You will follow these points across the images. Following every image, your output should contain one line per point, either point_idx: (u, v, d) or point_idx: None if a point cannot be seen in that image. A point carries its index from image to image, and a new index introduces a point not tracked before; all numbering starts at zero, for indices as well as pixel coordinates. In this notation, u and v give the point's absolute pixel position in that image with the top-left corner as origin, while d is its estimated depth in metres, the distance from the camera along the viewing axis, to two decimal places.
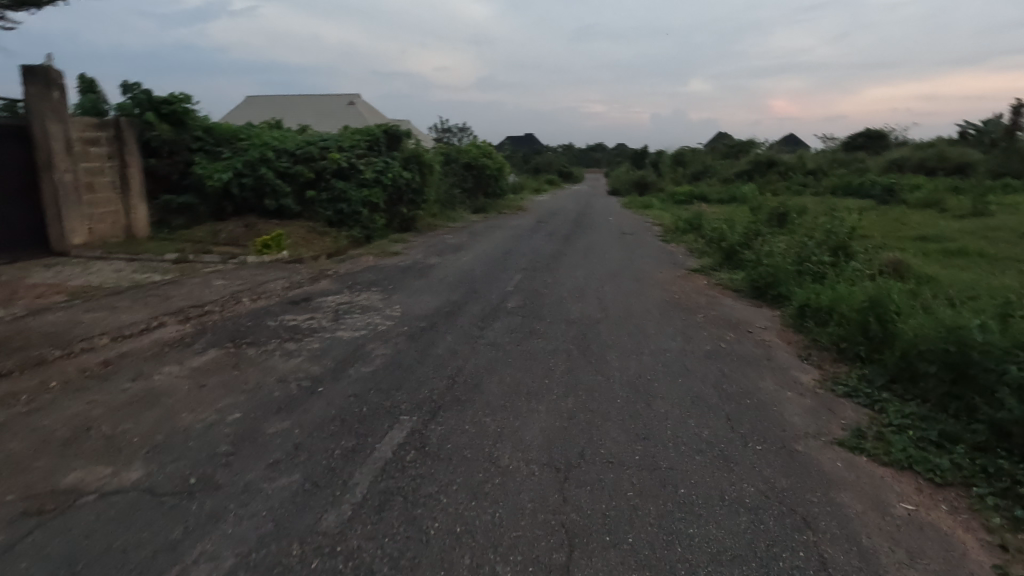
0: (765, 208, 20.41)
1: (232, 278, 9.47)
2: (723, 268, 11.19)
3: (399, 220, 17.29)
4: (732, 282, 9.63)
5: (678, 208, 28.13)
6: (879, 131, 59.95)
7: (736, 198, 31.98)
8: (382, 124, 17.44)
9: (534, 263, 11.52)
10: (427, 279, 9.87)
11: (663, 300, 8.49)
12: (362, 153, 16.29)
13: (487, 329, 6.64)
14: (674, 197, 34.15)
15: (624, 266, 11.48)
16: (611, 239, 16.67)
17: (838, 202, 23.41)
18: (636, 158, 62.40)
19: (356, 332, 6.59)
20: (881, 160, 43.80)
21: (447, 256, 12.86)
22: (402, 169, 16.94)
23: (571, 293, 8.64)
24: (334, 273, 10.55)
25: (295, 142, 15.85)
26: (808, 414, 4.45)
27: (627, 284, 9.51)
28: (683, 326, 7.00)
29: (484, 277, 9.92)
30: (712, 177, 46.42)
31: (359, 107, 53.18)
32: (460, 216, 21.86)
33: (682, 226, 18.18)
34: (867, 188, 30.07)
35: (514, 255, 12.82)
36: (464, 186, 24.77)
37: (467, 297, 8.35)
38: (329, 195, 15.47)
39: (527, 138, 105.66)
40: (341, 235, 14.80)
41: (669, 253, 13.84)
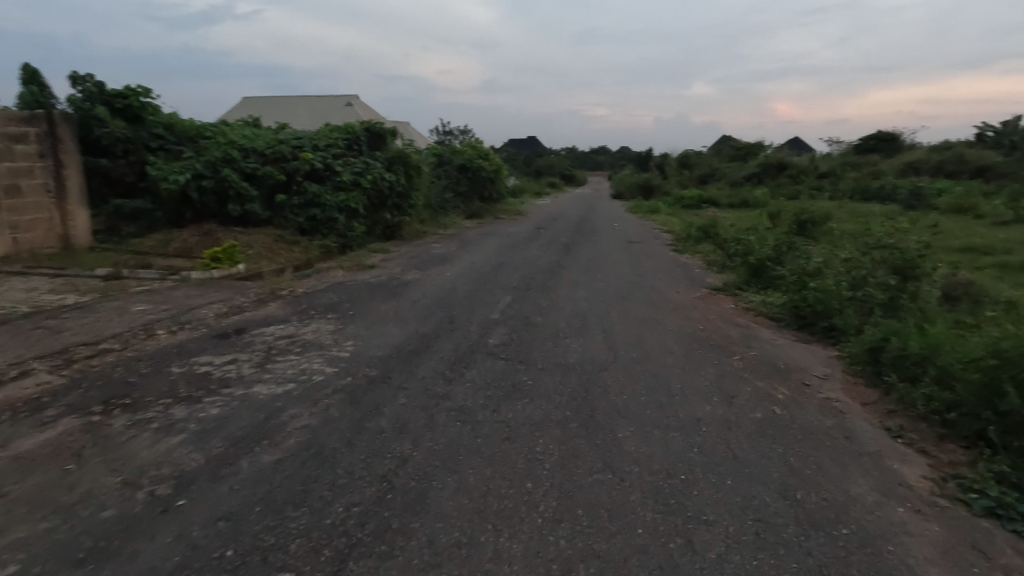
0: (785, 215, 18.70)
1: (160, 302, 7.85)
2: (749, 288, 9.48)
3: (382, 226, 15.65)
4: (765, 307, 7.94)
5: (688, 213, 26.44)
6: (892, 133, 58.16)
7: (747, 203, 30.31)
8: (364, 121, 15.79)
9: (528, 280, 9.85)
10: (398, 302, 8.21)
11: (685, 333, 6.80)
12: (340, 153, 14.66)
13: (455, 381, 4.98)
14: (682, 201, 32.46)
15: (634, 285, 9.76)
16: (617, 249, 14.94)
17: (861, 208, 21.71)
18: (641, 161, 60.77)
19: (278, 385, 4.93)
20: (897, 162, 42.05)
21: (429, 270, 11.20)
22: (385, 171, 15.30)
23: (569, 325, 6.95)
24: (289, 293, 8.90)
25: (265, 141, 14.23)
26: (946, 561, 2.77)
27: (639, 311, 7.81)
28: (717, 376, 5.30)
29: (466, 300, 8.25)
30: (720, 181, 44.68)
31: (355, 108, 51.80)
32: (452, 222, 20.20)
33: (695, 235, 16.45)
34: (887, 192, 28.39)
35: (506, 270, 11.13)
36: (458, 189, 23.10)
37: (440, 330, 6.68)
38: (301, 199, 13.84)
39: (529, 141, 104.11)
40: (313, 245, 13.17)
41: (683, 267, 12.14)
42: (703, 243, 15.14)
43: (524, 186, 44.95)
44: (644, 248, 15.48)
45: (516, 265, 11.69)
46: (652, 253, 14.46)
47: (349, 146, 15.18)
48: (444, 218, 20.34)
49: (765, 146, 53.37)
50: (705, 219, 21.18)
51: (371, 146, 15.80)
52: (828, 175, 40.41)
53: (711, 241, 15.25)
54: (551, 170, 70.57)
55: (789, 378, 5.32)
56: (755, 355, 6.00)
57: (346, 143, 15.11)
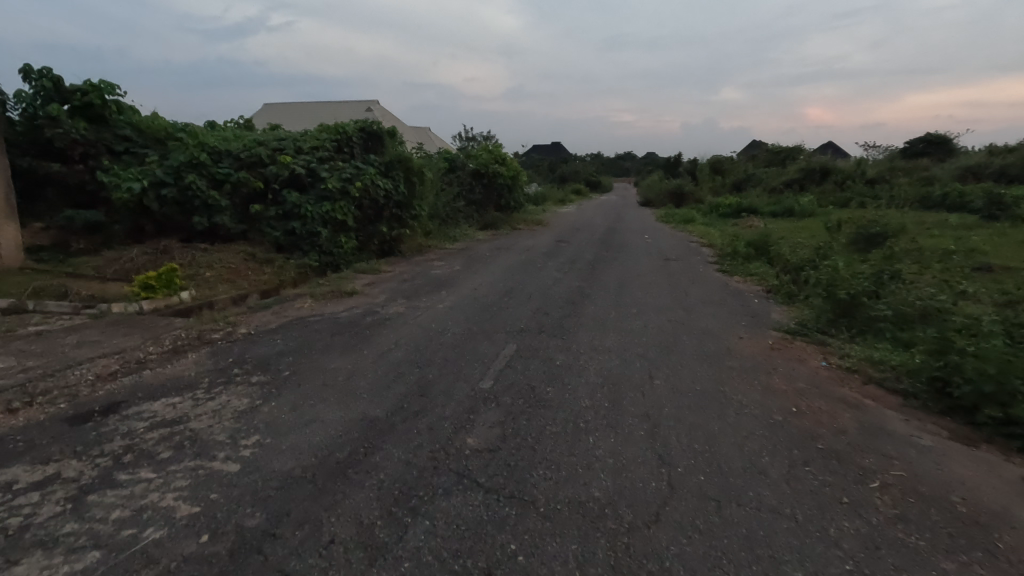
0: (846, 229, 16.05)
1: (39, 352, 5.81)
2: (839, 333, 7.01)
3: (377, 240, 13.58)
4: (879, 372, 5.51)
5: (726, 224, 23.90)
6: (942, 136, 54.29)
7: (792, 211, 27.53)
8: (358, 120, 13.78)
9: (541, 319, 7.58)
10: (362, 355, 6.04)
11: (772, 422, 4.44)
12: (328, 155, 12.64)
13: (384, 559, 2.73)
14: (718, 209, 29.83)
15: (680, 325, 7.41)
16: (652, 269, 12.57)
17: (933, 219, 18.83)
18: (670, 167, 58.09)
19: (67, 559, 2.75)
20: (955, 166, 38.51)
21: (419, 300, 9.01)
22: (381, 177, 13.27)
23: (595, 406, 4.64)
24: (226, 335, 6.81)
25: (240, 142, 12.29)
26: None
27: (695, 374, 5.46)
28: (864, 543, 2.95)
29: (451, 353, 6.04)
30: (757, 188, 41.71)
31: (377, 115, 50.72)
32: (462, 234, 18.09)
33: (743, 252, 13.92)
34: (954, 200, 25.28)
35: (514, 300, 8.86)
36: (471, 197, 20.96)
37: (399, 414, 4.46)
38: (279, 210, 11.86)
39: (553, 147, 102.01)
40: (289, 264, 11.15)
41: (736, 295, 9.71)
42: (756, 263, 12.63)
43: (546, 193, 42.69)
44: (683, 268, 13.04)
45: (530, 292, 9.41)
46: (696, 275, 12.03)
47: (340, 148, 13.19)
48: (453, 230, 18.21)
49: (804, 151, 50.11)
50: (749, 233, 18.61)
51: (366, 148, 13.80)
52: (878, 181, 37.17)
53: (766, 261, 12.76)
54: (576, 176, 68.14)
55: (989, 548, 2.97)
56: (905, 480, 3.62)
57: (336, 145, 13.14)
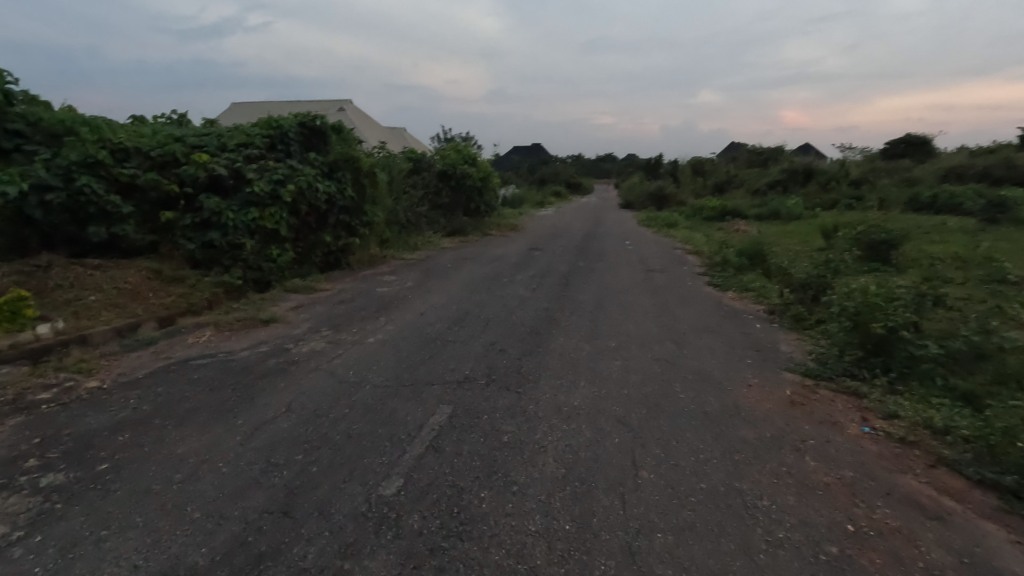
0: (843, 235, 14.73)
1: None
2: (874, 378, 5.46)
3: (319, 252, 11.79)
4: (953, 453, 3.97)
5: (711, 228, 22.61)
6: (922, 137, 54.07)
7: (778, 213, 26.27)
8: (297, 114, 11.98)
9: (495, 360, 5.90)
10: (232, 428, 4.29)
11: (822, 561, 2.84)
12: (257, 154, 10.83)
13: None
14: (701, 212, 28.61)
15: (672, 368, 5.79)
16: (634, 284, 10.99)
17: (931, 223, 17.57)
18: (650, 169, 57.16)
19: None
20: (938, 168, 37.89)
21: (349, 330, 7.26)
22: (323, 179, 11.48)
23: (548, 534, 3.00)
24: (63, 396, 5.00)
25: (150, 138, 10.40)
26: None
27: (698, 458, 3.84)
28: None
29: (359, 423, 4.34)
30: (740, 190, 40.61)
31: (349, 114, 48.99)
32: (424, 242, 16.39)
33: (735, 263, 12.40)
34: (944, 202, 24.22)
35: (466, 330, 7.17)
36: (437, 201, 19.27)
37: (232, 565, 2.74)
38: (196, 218, 10.00)
39: (534, 148, 100.68)
40: (204, 283, 9.33)
41: (733, 319, 8.20)
42: (752, 276, 11.14)
43: (524, 195, 41.17)
44: (670, 282, 11.48)
45: (489, 319, 7.73)
46: (685, 291, 10.47)
47: (274, 146, 11.38)
48: (415, 238, 16.45)
49: (787, 152, 49.26)
50: (737, 240, 17.18)
51: (307, 146, 11.99)
52: (861, 182, 36.30)
53: (762, 275, 11.25)
54: (556, 177, 66.67)
55: None
56: None
57: (268, 143, 11.32)
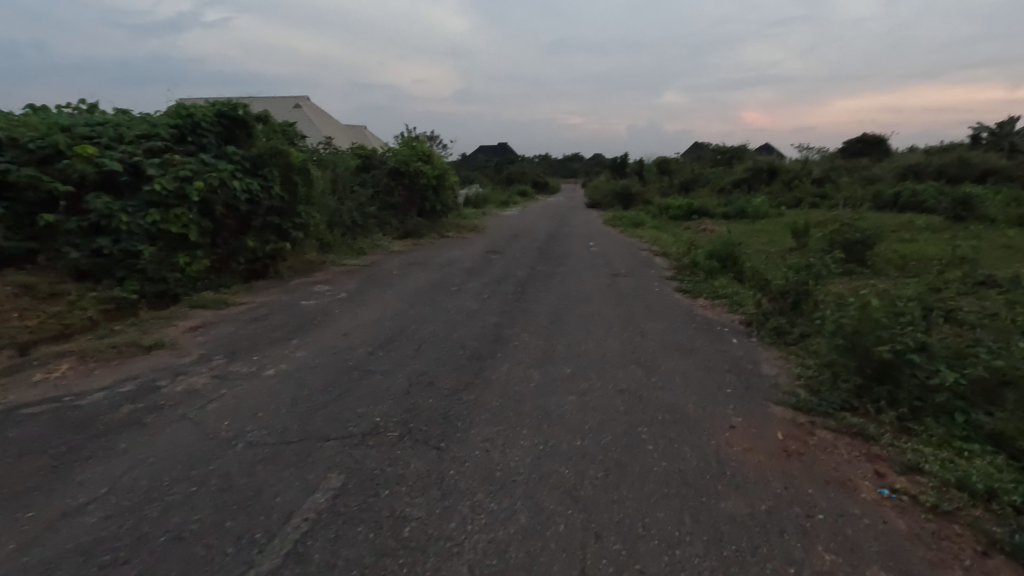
0: (815, 234, 14.06)
1: None
2: (880, 413, 4.47)
3: (241, 260, 10.35)
4: (1005, 531, 2.96)
5: (678, 228, 21.90)
6: (879, 136, 55.06)
7: (745, 212, 25.79)
8: (212, 103, 10.49)
9: (419, 400, 4.69)
10: (12, 528, 2.98)
11: None
12: (161, 146, 9.33)
13: None
14: (668, 211, 27.98)
15: (639, 405, 4.70)
16: (598, 291, 9.92)
17: (900, 221, 17.12)
18: (616, 168, 56.77)
19: None
20: (897, 166, 38.33)
21: (248, 358, 5.93)
22: (242, 176, 10.04)
23: None
24: None
25: (26, 126, 8.73)
26: None
27: (671, 560, 2.72)
28: None
29: (205, 512, 3.10)
30: (705, 189, 40.35)
31: (306, 111, 46.99)
32: (372, 246, 15.06)
33: (706, 266, 11.48)
34: (906, 200, 24.07)
35: (393, 355, 5.94)
36: (390, 201, 17.94)
37: None
38: (83, 220, 8.42)
39: (500, 147, 99.69)
40: (88, 298, 7.78)
41: (706, 333, 7.23)
42: (724, 281, 10.23)
43: (489, 195, 40.06)
44: (636, 288, 10.45)
45: (424, 340, 6.51)
46: (653, 299, 9.46)
47: (183, 139, 9.87)
48: (362, 241, 15.06)
49: (750, 151, 49.43)
50: (705, 241, 16.37)
51: (225, 139, 10.52)
52: (823, 180, 36.40)
53: (735, 280, 10.34)
54: (523, 177, 65.72)
55: None
56: None
57: (175, 135, 9.80)
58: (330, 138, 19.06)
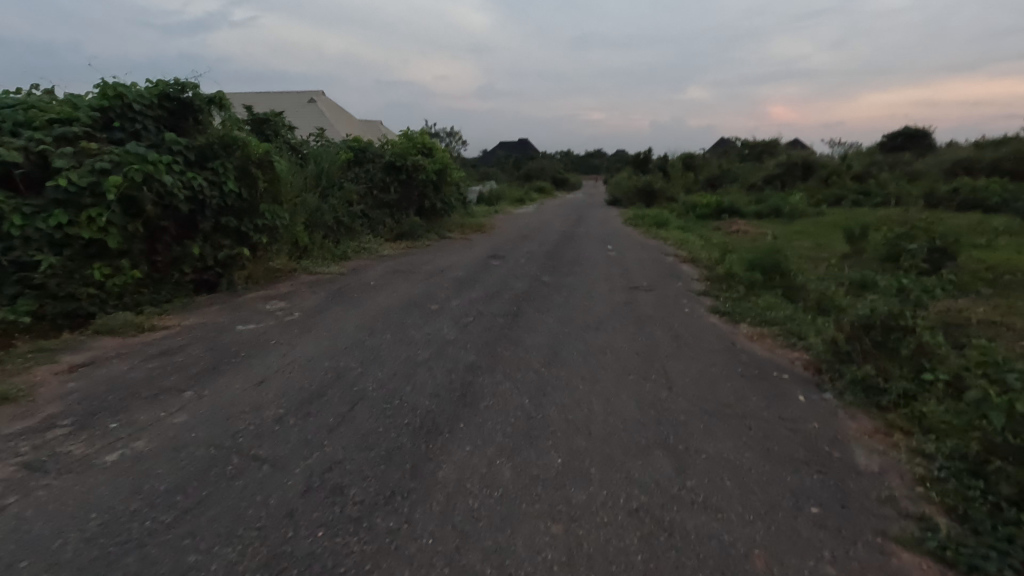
0: (873, 239, 11.90)
1: None
2: None
3: (185, 269, 8.68)
4: None
5: (707, 228, 19.74)
6: (922, 129, 51.56)
7: (780, 211, 23.47)
8: (150, 83, 8.80)
9: (303, 536, 2.85)
10: None
11: None
12: (77, 133, 7.63)
13: None
14: (695, 208, 25.76)
15: (669, 551, 2.77)
16: (613, 312, 7.99)
17: (969, 223, 14.75)
18: (639, 163, 54.34)
19: None
20: (945, 160, 35.28)
21: (105, 425, 4.17)
22: (183, 170, 8.34)
23: None
24: None
25: None
26: None
27: None
28: None
29: None
30: (734, 185, 37.87)
31: (319, 104, 45.72)
32: (358, 250, 13.32)
33: (745, 279, 9.45)
34: (965, 198, 21.48)
35: (308, 426, 4.11)
36: (384, 198, 16.20)
37: None
38: None
39: (519, 143, 97.65)
40: None
41: (758, 383, 5.27)
42: (772, 302, 8.19)
43: (504, 192, 38.20)
44: (659, 307, 8.48)
45: (364, 395, 4.68)
46: (683, 324, 7.48)
47: (110, 124, 8.18)
48: (347, 244, 13.34)
49: (781, 145, 46.62)
50: (740, 247, 14.28)
51: (166, 126, 8.83)
52: (863, 176, 33.69)
53: (786, 300, 8.29)
54: (542, 173, 63.62)
55: None
56: None
57: (100, 119, 8.10)
58: (322, 128, 17.37)
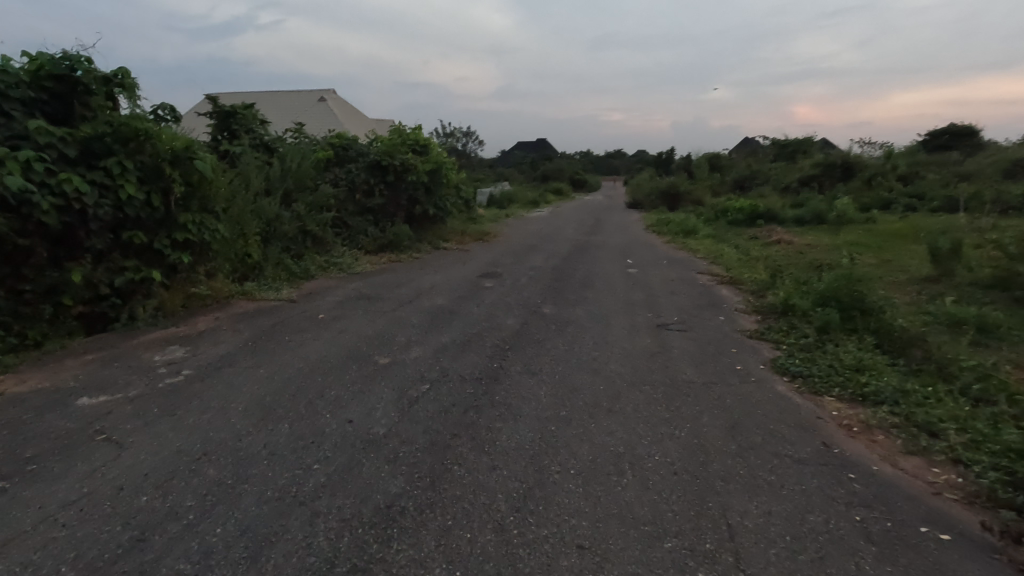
0: (967, 260, 9.34)
1: None
2: None
3: (63, 302, 6.56)
4: None
5: (743, 238, 17.16)
6: (968, 127, 47.82)
7: (823, 217, 20.76)
8: (23, 57, 6.73)
9: None
10: None
11: None
12: None
13: None
14: (725, 214, 23.19)
15: None
16: (633, 371, 5.59)
17: None
18: (661, 164, 51.61)
19: None
20: (1003, 161, 31.94)
21: None
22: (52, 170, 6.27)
23: None
24: None
25: None
26: None
27: None
28: None
29: None
30: (765, 187, 34.97)
31: (328, 102, 44.10)
32: (326, 267, 11.10)
33: (815, 319, 6.97)
34: None
35: None
36: (367, 203, 14.00)
37: None
38: None
39: (537, 143, 95.29)
40: None
41: (900, 557, 2.90)
42: (864, 362, 5.73)
43: (518, 194, 35.98)
44: (700, 361, 6.06)
45: None
46: (739, 396, 5.06)
47: None
48: (313, 258, 11.14)
49: (815, 145, 43.45)
50: (788, 266, 11.74)
51: (43, 112, 6.77)
52: (911, 178, 30.61)
53: (883, 358, 5.81)
54: (559, 174, 61.03)
55: None
56: None
57: None
58: (301, 123, 15.25)
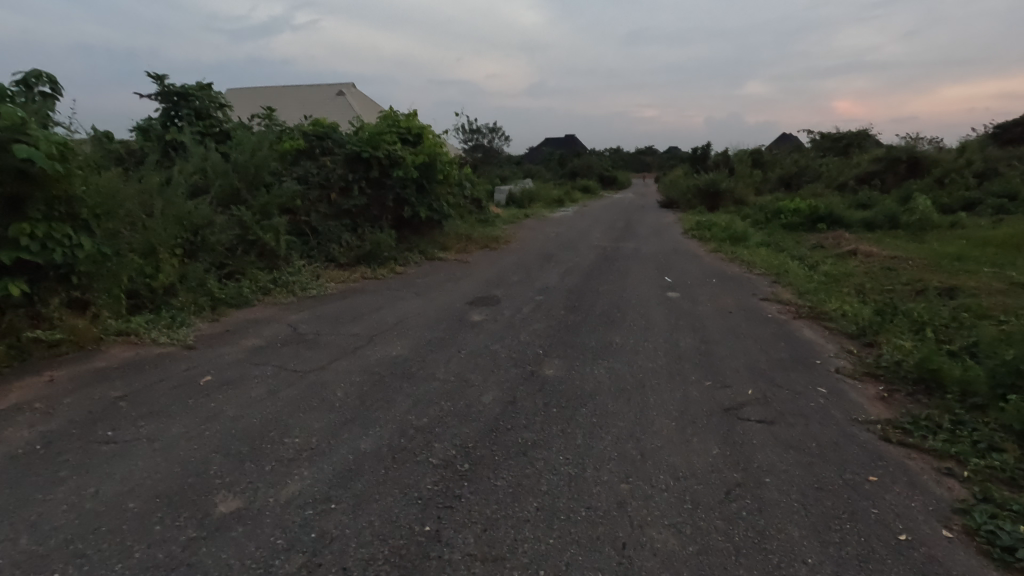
0: None
1: None
2: None
3: None
4: None
5: (808, 248, 14.04)
6: None
7: (899, 221, 17.39)
8: None
9: None
10: None
11: None
12: None
13: None
14: (777, 216, 19.99)
15: None
16: (701, 558, 2.78)
17: None
18: (697, 160, 48.03)
19: None
20: None
21: None
22: None
23: None
24: None
25: None
26: None
27: None
28: None
29: None
30: (817, 185, 31.30)
31: (348, 96, 42.04)
32: (273, 288, 8.54)
33: (1009, 417, 4.04)
34: None
35: None
36: (343, 204, 11.42)
37: None
38: None
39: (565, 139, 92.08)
40: None
41: None
42: None
43: (543, 193, 33.21)
44: (823, 515, 3.20)
45: None
46: None
47: None
48: (257, 276, 8.62)
49: (871, 139, 39.32)
50: (890, 293, 8.62)
51: None
52: (990, 174, 26.64)
53: None
54: (588, 171, 57.80)
55: None
56: None
57: None
58: (272, 108, 12.81)
